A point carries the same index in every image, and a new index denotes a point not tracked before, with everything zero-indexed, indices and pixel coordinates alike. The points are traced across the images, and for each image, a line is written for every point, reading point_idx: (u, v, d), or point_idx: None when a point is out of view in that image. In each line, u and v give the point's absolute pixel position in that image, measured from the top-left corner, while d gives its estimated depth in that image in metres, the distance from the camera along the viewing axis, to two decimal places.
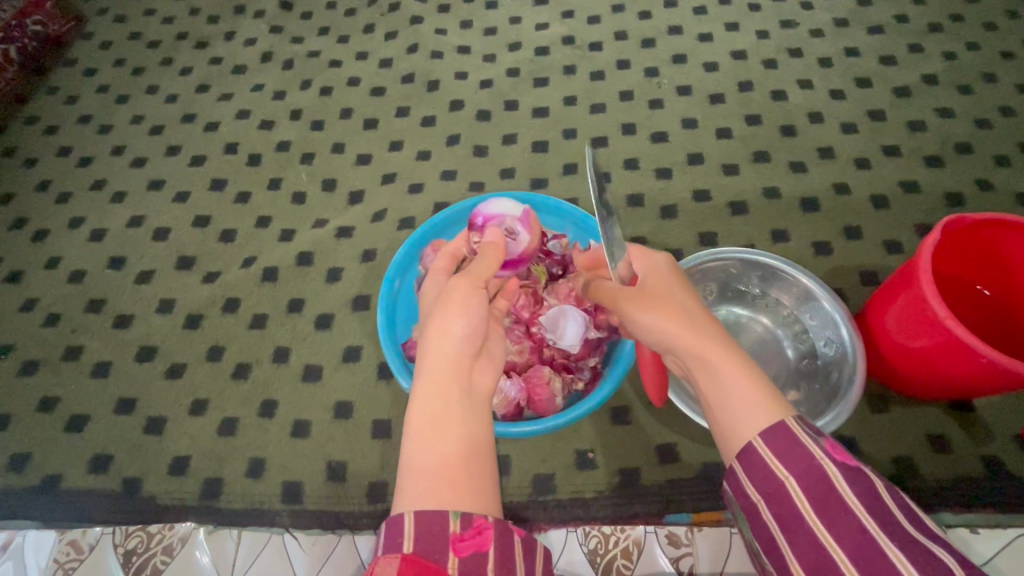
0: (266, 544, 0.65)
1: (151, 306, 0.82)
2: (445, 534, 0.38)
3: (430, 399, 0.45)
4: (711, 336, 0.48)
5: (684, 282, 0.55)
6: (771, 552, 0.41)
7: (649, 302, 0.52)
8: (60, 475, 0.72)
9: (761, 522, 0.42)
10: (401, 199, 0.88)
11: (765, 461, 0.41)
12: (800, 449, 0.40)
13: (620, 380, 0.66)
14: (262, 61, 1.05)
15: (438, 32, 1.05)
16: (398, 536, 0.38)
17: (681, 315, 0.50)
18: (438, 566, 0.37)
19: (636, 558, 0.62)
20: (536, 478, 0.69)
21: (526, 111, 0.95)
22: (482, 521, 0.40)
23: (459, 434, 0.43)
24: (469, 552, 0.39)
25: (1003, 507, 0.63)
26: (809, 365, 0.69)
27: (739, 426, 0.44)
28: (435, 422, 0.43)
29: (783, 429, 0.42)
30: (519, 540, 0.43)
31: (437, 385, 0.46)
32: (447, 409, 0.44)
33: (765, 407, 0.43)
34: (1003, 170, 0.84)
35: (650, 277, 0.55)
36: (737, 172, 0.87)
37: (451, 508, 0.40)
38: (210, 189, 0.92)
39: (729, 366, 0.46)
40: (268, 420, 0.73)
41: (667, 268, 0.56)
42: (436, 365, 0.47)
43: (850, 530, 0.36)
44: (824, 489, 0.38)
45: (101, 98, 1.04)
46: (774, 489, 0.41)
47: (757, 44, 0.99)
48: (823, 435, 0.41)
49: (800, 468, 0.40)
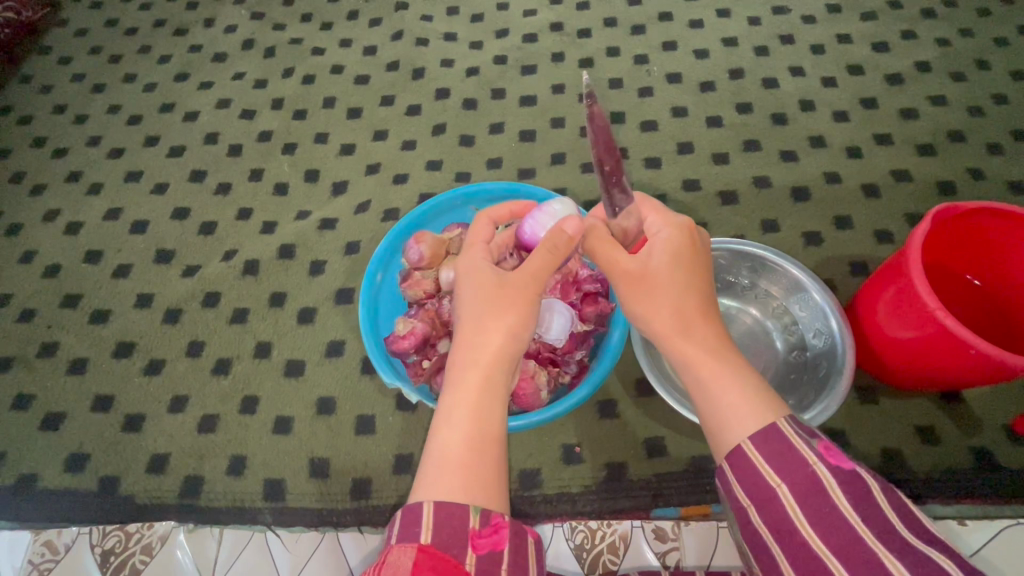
0: (247, 542, 0.64)
1: (129, 301, 0.81)
2: (464, 530, 0.40)
3: (474, 392, 0.46)
4: (712, 346, 0.47)
5: (697, 261, 0.51)
6: (762, 557, 0.41)
7: (646, 289, 0.50)
8: (36, 474, 0.70)
9: (752, 527, 0.41)
10: (385, 190, 0.86)
11: (757, 468, 0.41)
12: (794, 456, 0.40)
13: (605, 374, 0.64)
14: (243, 48, 1.03)
15: (424, 18, 1.02)
16: (416, 526, 0.40)
17: (682, 314, 0.48)
18: (455, 560, 0.39)
19: (623, 553, 0.62)
20: (522, 473, 0.68)
21: (513, 99, 0.93)
22: (499, 519, 0.41)
23: (496, 425, 0.45)
24: (486, 550, 0.40)
25: (989, 497, 0.63)
26: (798, 357, 0.68)
27: (728, 427, 0.44)
28: (472, 414, 0.45)
29: (774, 434, 0.41)
30: (532, 542, 0.43)
31: (484, 380, 0.47)
32: (490, 401, 0.46)
33: (754, 414, 0.43)
34: (996, 158, 0.83)
35: (660, 249, 0.51)
36: (727, 162, 0.85)
37: (473, 504, 0.41)
38: (190, 181, 0.90)
39: (731, 385, 0.45)
40: (249, 417, 0.72)
41: (683, 240, 0.51)
42: (480, 360, 0.48)
43: (846, 538, 0.36)
44: (817, 496, 0.38)
45: (77, 88, 1.01)
46: (766, 496, 0.40)
47: (749, 30, 0.97)
48: (816, 437, 0.41)
49: (792, 475, 0.40)
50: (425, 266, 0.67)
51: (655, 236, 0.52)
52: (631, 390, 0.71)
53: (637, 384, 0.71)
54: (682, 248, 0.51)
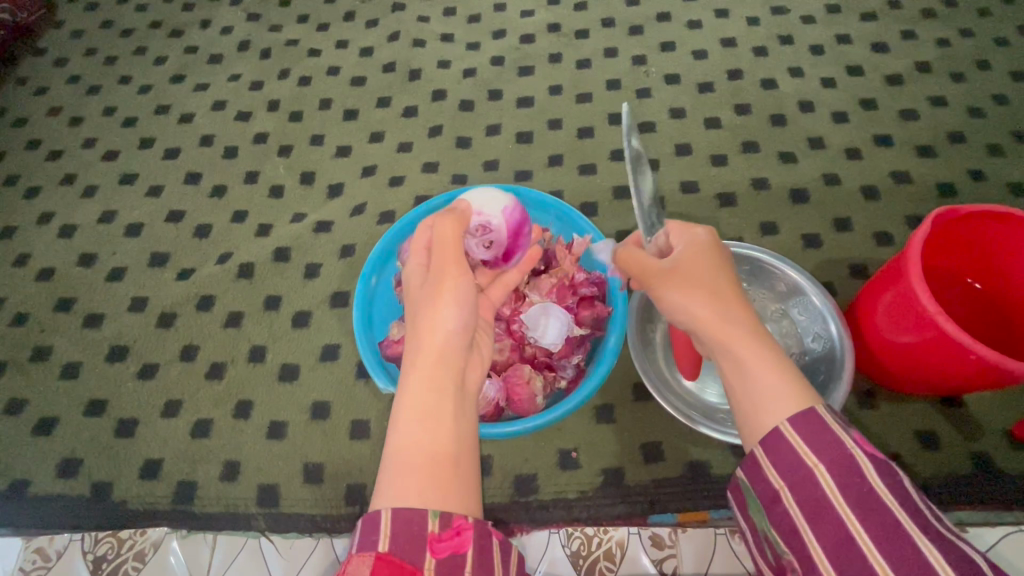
0: (241, 549, 0.64)
1: (123, 305, 0.80)
2: (423, 534, 0.39)
3: (423, 392, 0.45)
4: (752, 332, 0.46)
5: (722, 258, 0.51)
6: (790, 539, 0.40)
7: (678, 280, 0.50)
8: (28, 480, 0.70)
9: (782, 509, 0.41)
10: (381, 192, 0.86)
11: (795, 449, 0.40)
12: (833, 438, 0.40)
13: (602, 379, 0.63)
14: (239, 50, 1.02)
15: (421, 19, 1.02)
16: (374, 533, 0.39)
17: (719, 302, 0.47)
18: (413, 566, 0.38)
19: (620, 560, 0.61)
20: (519, 478, 0.67)
21: (510, 101, 0.92)
22: (461, 522, 0.40)
23: (447, 428, 0.44)
24: (447, 554, 0.39)
25: (990, 503, 0.62)
26: (797, 360, 0.65)
27: (765, 412, 0.43)
28: (425, 413, 0.44)
29: (812, 416, 0.41)
30: (498, 540, 0.43)
31: (426, 379, 0.46)
32: (437, 403, 0.44)
33: (792, 397, 0.42)
34: (996, 160, 0.82)
35: (685, 248, 0.52)
36: (725, 163, 0.85)
37: (431, 508, 0.40)
38: (185, 183, 0.89)
39: (767, 369, 0.44)
40: (244, 422, 0.71)
41: (704, 238, 0.52)
42: (422, 358, 0.47)
43: (884, 521, 0.36)
44: (856, 479, 0.38)
45: (72, 89, 1.00)
46: (802, 477, 0.40)
47: (747, 31, 0.96)
48: (850, 424, 0.41)
49: (832, 457, 0.39)
50: None
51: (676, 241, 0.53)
52: (629, 394, 0.70)
53: (634, 387, 0.71)
54: (707, 247, 0.51)
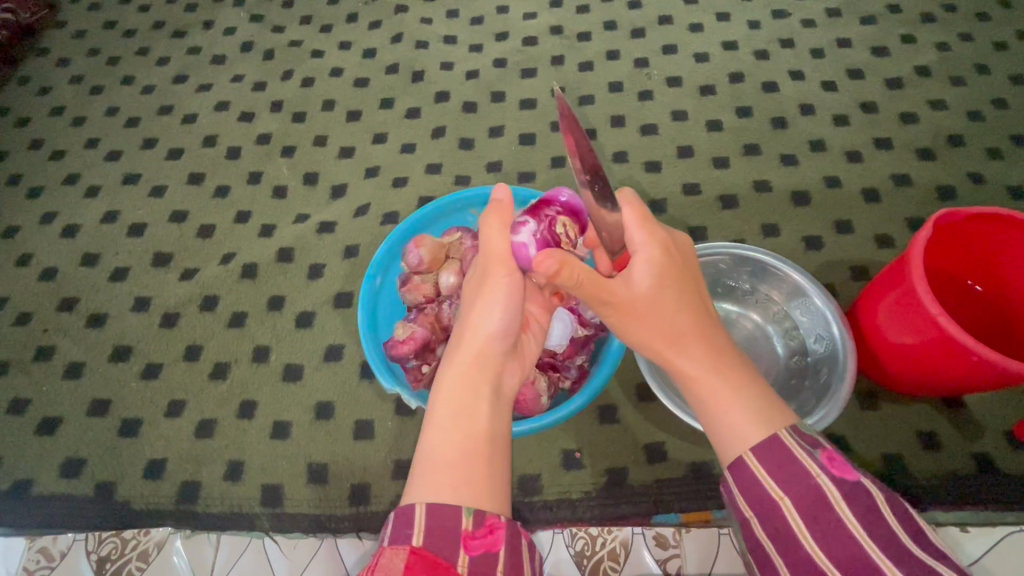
0: (245, 548, 0.64)
1: (127, 305, 0.80)
2: (457, 531, 0.39)
3: (458, 390, 0.47)
4: (717, 365, 0.46)
5: (681, 276, 0.49)
6: (766, 567, 0.41)
7: (638, 299, 0.48)
8: (32, 480, 0.70)
9: (755, 538, 0.42)
10: (385, 193, 0.86)
11: (759, 480, 0.41)
12: (797, 468, 0.40)
13: (608, 377, 0.64)
14: (242, 51, 1.02)
15: (424, 21, 1.02)
16: (409, 528, 0.39)
17: (682, 333, 0.48)
18: (447, 562, 0.38)
19: (623, 560, 0.61)
20: (522, 479, 0.67)
21: (513, 103, 0.92)
22: (494, 520, 0.40)
23: (479, 425, 0.45)
24: (479, 551, 0.39)
25: (991, 504, 0.62)
26: (800, 362, 0.68)
27: (727, 440, 0.44)
28: (454, 415, 0.45)
29: (777, 445, 0.41)
30: (527, 543, 0.43)
31: (463, 376, 0.47)
32: (472, 401, 0.46)
33: (756, 424, 0.43)
34: (996, 162, 0.83)
35: (642, 267, 0.48)
36: (728, 165, 0.85)
37: (465, 505, 0.40)
38: (188, 183, 0.90)
39: (732, 408, 0.44)
40: (248, 422, 0.71)
41: (663, 253, 0.49)
42: (464, 356, 0.49)
43: (851, 553, 0.37)
44: (821, 510, 0.39)
45: (75, 90, 1.00)
46: (768, 508, 0.41)
47: (748, 34, 0.97)
48: (819, 445, 0.41)
49: (795, 488, 0.40)
50: (424, 270, 0.67)
51: (636, 252, 0.49)
52: (632, 395, 0.71)
53: (637, 389, 0.71)
54: (664, 262, 0.49)
